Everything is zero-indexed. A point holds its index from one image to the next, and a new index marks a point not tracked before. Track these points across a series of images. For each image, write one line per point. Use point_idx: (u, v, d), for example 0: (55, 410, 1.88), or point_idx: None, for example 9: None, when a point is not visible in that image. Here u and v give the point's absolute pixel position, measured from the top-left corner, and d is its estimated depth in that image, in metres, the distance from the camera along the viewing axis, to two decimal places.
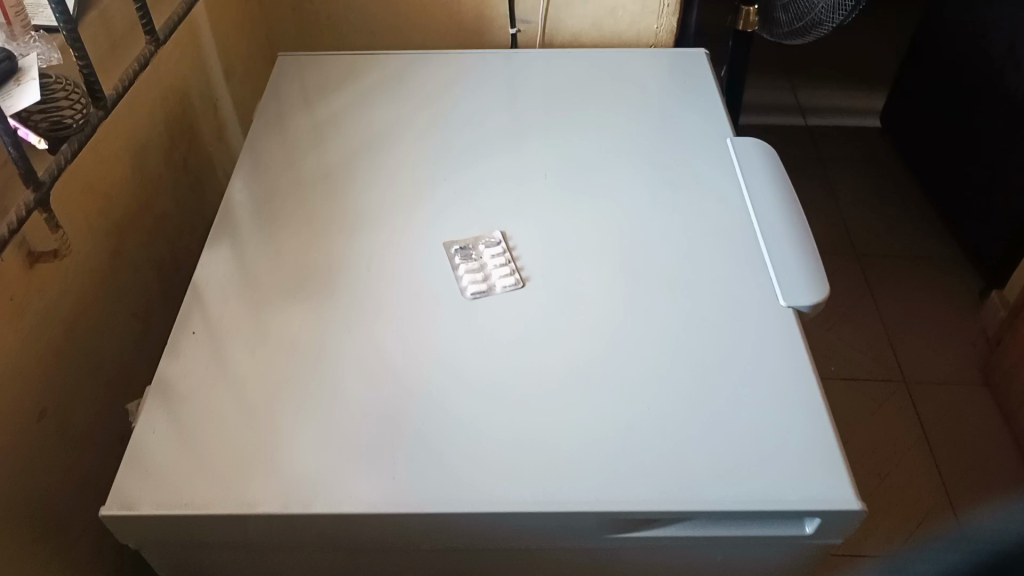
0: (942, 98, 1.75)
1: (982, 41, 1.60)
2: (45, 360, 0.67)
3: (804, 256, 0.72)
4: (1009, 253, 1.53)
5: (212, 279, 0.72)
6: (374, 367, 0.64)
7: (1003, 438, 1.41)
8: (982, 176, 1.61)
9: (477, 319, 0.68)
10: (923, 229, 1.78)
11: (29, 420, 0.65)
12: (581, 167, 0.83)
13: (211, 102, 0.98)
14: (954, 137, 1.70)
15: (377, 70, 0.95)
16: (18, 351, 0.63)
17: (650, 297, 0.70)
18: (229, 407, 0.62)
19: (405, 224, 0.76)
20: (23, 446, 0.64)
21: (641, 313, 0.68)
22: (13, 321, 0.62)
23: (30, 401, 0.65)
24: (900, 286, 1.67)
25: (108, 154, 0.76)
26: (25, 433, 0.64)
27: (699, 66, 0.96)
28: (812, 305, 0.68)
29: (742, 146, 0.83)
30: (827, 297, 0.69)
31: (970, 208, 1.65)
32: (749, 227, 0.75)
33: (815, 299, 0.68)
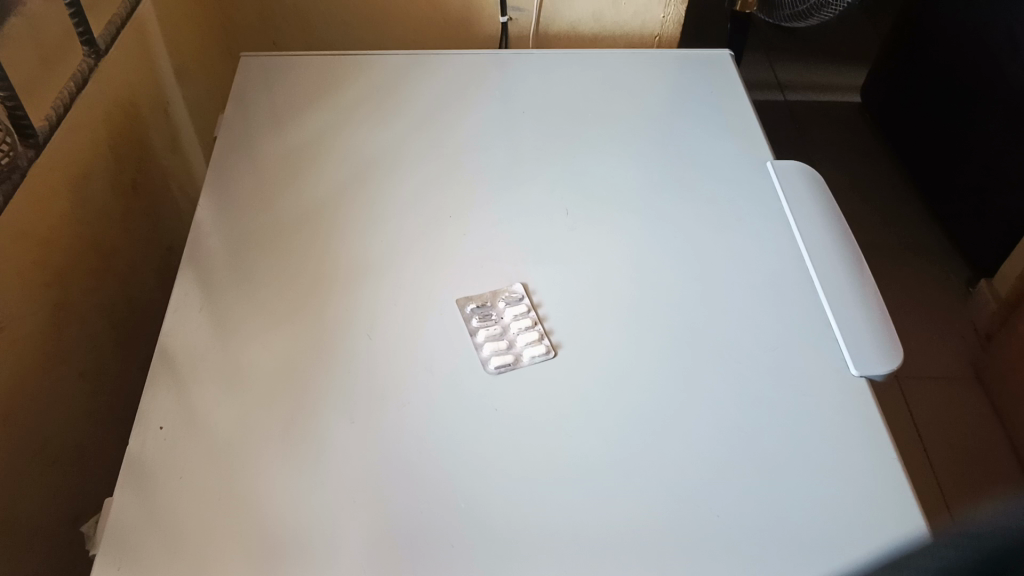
0: (938, 94, 1.56)
1: (982, 34, 1.42)
2: None
3: (871, 312, 0.64)
4: (1001, 251, 1.43)
5: (181, 351, 0.59)
6: (387, 462, 0.54)
7: (998, 428, 1.32)
8: (977, 175, 1.47)
9: (505, 395, 0.57)
10: (909, 216, 1.64)
11: None
12: (601, 197, 0.72)
13: (162, 108, 0.85)
14: (939, 133, 1.56)
15: (357, 81, 0.83)
16: None
17: (678, 337, 0.62)
18: (213, 526, 0.51)
19: (411, 274, 0.65)
20: None
21: (674, 349, 0.61)
22: None
23: None
24: (890, 274, 1.54)
25: (45, 193, 0.63)
26: None
27: (725, 74, 0.86)
28: (888, 371, 0.60)
29: (787, 173, 0.74)
30: (899, 364, 0.61)
31: (952, 203, 1.55)
32: (804, 273, 0.66)
33: (890, 366, 0.60)
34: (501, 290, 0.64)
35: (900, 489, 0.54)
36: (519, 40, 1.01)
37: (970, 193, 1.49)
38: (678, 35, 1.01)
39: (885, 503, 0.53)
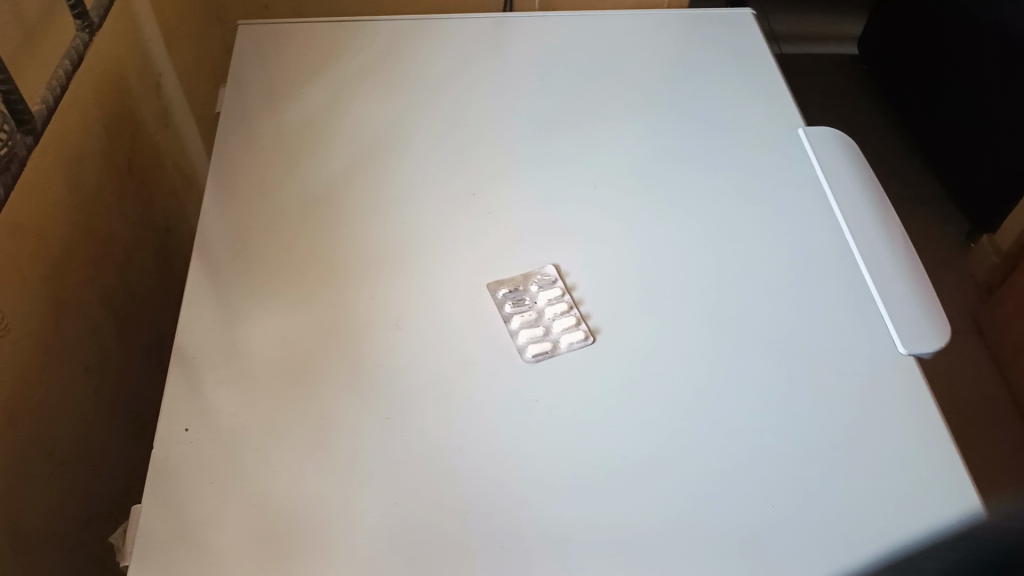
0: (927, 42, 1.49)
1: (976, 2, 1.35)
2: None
3: (914, 286, 0.62)
4: (989, 203, 1.39)
5: (201, 347, 0.57)
6: (426, 461, 0.51)
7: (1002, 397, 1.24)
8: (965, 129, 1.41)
9: (543, 384, 0.55)
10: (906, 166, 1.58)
11: None
12: (626, 171, 0.70)
13: (152, 81, 0.81)
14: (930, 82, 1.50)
15: (362, 49, 0.79)
16: None
17: (716, 319, 0.60)
18: (247, 534, 0.48)
19: (435, 258, 0.63)
20: None
21: (711, 331, 0.59)
22: None
23: None
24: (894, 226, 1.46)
25: (39, 180, 0.60)
26: None
27: (747, 35, 0.83)
28: (936, 349, 0.59)
29: (818, 141, 0.72)
30: (947, 341, 0.60)
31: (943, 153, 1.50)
32: (845, 249, 0.65)
33: (937, 344, 0.59)
34: (534, 272, 0.62)
35: (948, 473, 0.53)
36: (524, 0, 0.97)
37: (961, 146, 1.44)
38: None
39: (941, 487, 0.52)
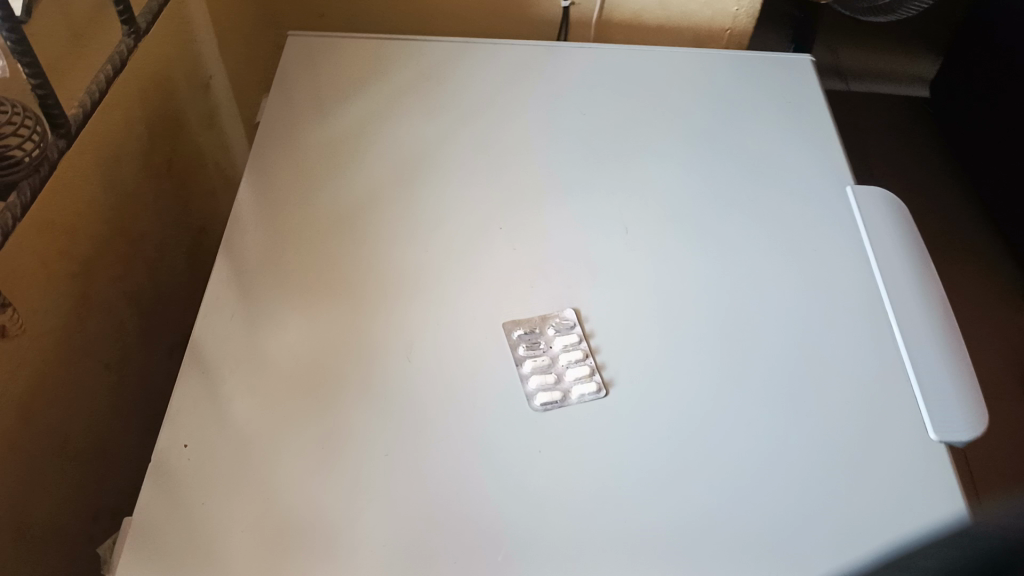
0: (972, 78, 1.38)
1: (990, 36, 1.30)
2: (11, 445, 0.55)
3: (948, 364, 0.59)
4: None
5: (212, 359, 0.56)
6: (425, 503, 0.50)
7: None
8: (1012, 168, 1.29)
9: (549, 436, 0.53)
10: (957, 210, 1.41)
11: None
12: (662, 209, 0.68)
13: (200, 83, 0.83)
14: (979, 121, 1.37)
15: (407, 67, 0.79)
16: None
17: (741, 382, 0.57)
18: (234, 564, 0.47)
19: (459, 287, 0.61)
20: None
21: (732, 392, 0.56)
22: None
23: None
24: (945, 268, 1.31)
25: (73, 178, 0.61)
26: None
27: (800, 78, 0.80)
28: (971, 439, 0.55)
29: (866, 200, 0.69)
30: (984, 430, 0.56)
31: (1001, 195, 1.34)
32: (883, 320, 0.62)
33: (974, 434, 0.55)
34: (551, 314, 0.60)
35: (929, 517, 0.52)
36: (578, 26, 0.96)
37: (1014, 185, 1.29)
38: (750, 26, 0.96)
39: None
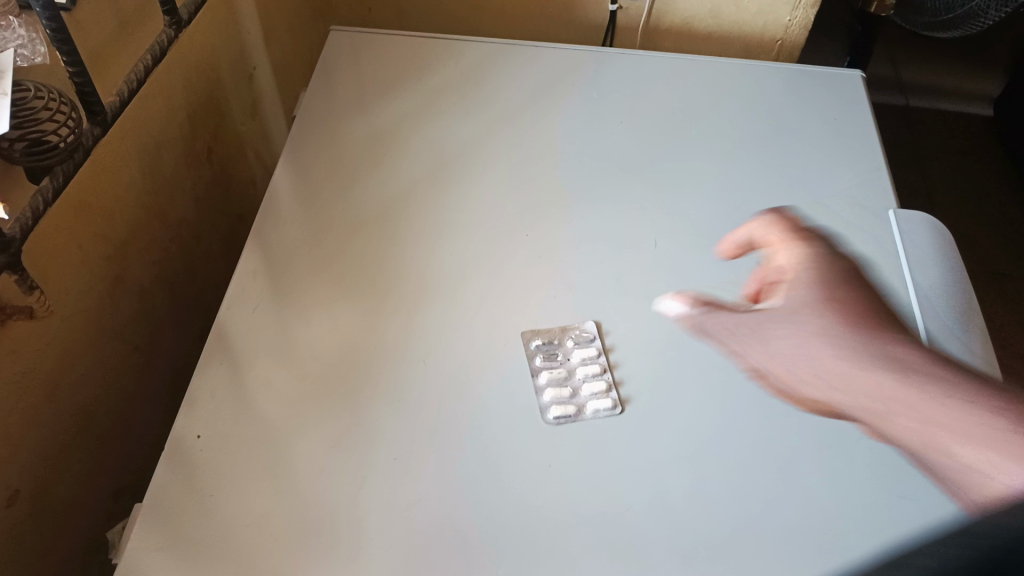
0: None
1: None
2: (38, 422, 0.56)
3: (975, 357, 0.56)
4: None
5: (233, 351, 0.57)
6: (427, 510, 0.49)
7: None
8: None
9: (561, 450, 0.52)
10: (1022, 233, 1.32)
11: (21, 494, 0.55)
12: (693, 223, 0.66)
13: (245, 74, 0.84)
14: None
15: (448, 68, 0.79)
16: (12, 420, 0.53)
17: (764, 406, 0.55)
18: (234, 564, 0.47)
19: (481, 293, 0.61)
20: (11, 533, 0.54)
21: (754, 417, 0.55)
22: (8, 389, 0.52)
23: (22, 471, 0.55)
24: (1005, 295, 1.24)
25: (112, 162, 0.62)
26: (14, 516, 0.54)
27: (849, 97, 0.77)
28: None
29: (909, 223, 0.66)
30: None
31: None
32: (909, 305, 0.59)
33: None
34: (572, 324, 0.59)
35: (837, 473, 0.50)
36: (625, 30, 0.94)
37: None
38: (803, 38, 0.93)
39: None
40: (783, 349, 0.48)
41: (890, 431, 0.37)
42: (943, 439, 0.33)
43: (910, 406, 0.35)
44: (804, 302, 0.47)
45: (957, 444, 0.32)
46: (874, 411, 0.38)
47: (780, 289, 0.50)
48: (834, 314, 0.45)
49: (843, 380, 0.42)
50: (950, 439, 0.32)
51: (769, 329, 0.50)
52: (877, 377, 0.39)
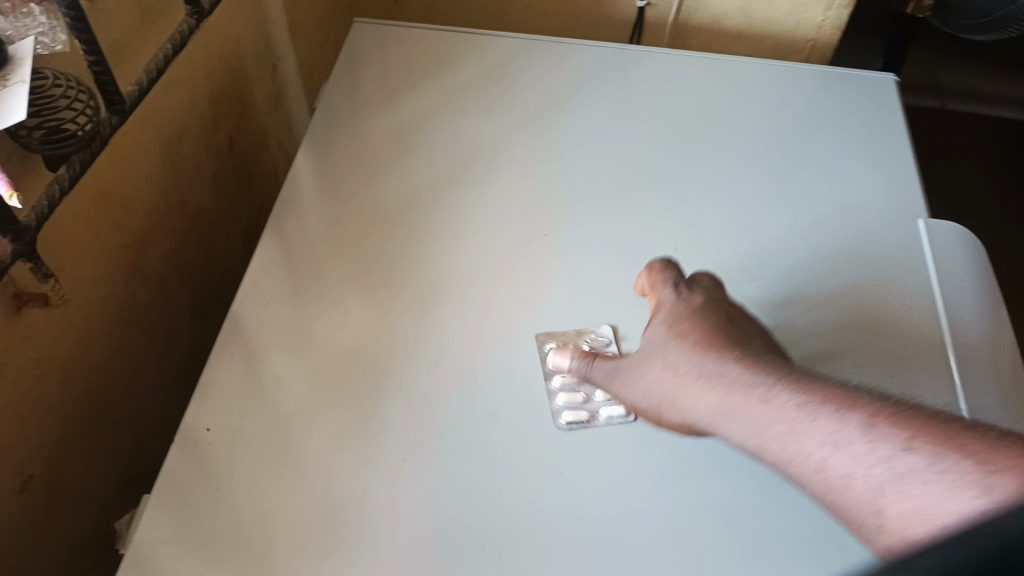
0: None
1: None
2: (52, 408, 0.56)
3: (992, 388, 0.54)
4: None
5: (245, 344, 0.57)
6: (433, 513, 0.49)
7: None
8: None
9: (571, 457, 0.52)
10: None
11: (34, 479, 0.55)
12: (715, 228, 0.65)
13: (269, 64, 0.83)
14: None
15: (472, 63, 0.78)
16: (27, 406, 0.53)
17: None
18: (237, 560, 0.47)
19: (496, 294, 0.60)
20: (23, 518, 0.54)
21: None
22: (23, 375, 0.53)
23: (36, 456, 0.55)
24: None
25: (132, 152, 0.62)
26: (27, 500, 0.55)
27: (882, 103, 0.75)
28: None
29: (940, 234, 0.64)
30: None
31: None
32: (943, 361, 0.56)
33: None
34: (587, 327, 0.58)
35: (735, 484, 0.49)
36: (654, 28, 0.93)
37: None
38: (836, 40, 0.91)
39: None
40: (652, 384, 0.49)
41: (730, 435, 0.44)
42: (795, 441, 0.40)
43: (743, 413, 0.42)
44: (658, 337, 0.50)
45: (801, 459, 0.39)
46: (702, 419, 0.45)
47: (653, 324, 0.52)
48: (690, 340, 0.48)
49: (700, 398, 0.45)
50: (791, 447, 0.40)
51: (633, 376, 0.50)
52: (726, 397, 0.44)
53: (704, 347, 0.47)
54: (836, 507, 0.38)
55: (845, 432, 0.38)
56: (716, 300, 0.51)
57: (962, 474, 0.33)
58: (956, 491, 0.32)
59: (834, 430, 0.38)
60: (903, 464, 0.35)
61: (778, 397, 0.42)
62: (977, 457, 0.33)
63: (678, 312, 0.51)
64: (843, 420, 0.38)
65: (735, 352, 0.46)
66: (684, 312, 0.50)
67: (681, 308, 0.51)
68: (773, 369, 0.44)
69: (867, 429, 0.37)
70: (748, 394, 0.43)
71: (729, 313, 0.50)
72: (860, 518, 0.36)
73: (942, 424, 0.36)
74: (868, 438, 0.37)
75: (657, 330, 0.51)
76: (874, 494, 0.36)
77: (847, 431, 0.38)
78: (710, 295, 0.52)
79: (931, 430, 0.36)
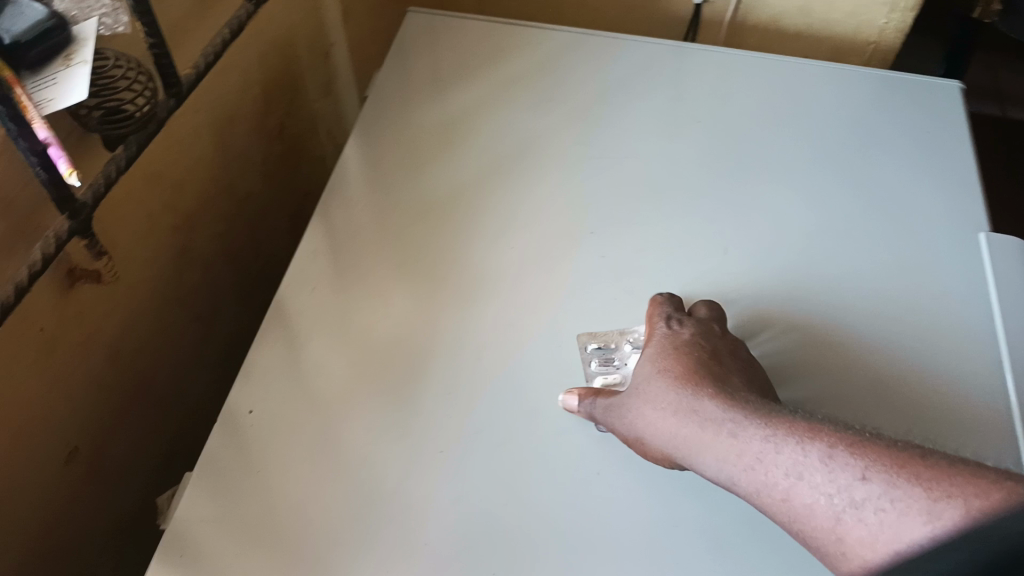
0: None
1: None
2: (99, 383, 0.57)
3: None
4: None
5: (288, 329, 0.57)
6: (469, 508, 0.49)
7: None
8: None
9: (610, 459, 0.51)
10: None
11: (78, 452, 0.56)
12: (765, 233, 0.63)
13: (322, 51, 0.84)
14: None
15: (523, 56, 0.78)
16: (75, 380, 0.55)
17: None
18: (271, 542, 0.47)
19: (538, 291, 0.60)
20: (67, 490, 0.56)
21: None
22: (73, 350, 0.54)
23: (82, 429, 0.56)
24: None
25: (186, 134, 0.62)
26: (72, 472, 0.56)
27: (946, 110, 0.73)
28: None
29: (1002, 251, 0.61)
30: None
31: None
32: (973, 383, 0.54)
33: None
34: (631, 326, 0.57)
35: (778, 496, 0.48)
36: (709, 25, 0.91)
37: None
38: (899, 43, 0.88)
39: None
40: (633, 418, 0.49)
41: (704, 468, 0.45)
42: (761, 473, 0.42)
43: (715, 446, 0.44)
44: (644, 371, 0.51)
45: (768, 490, 0.41)
46: (677, 450, 0.47)
47: (640, 359, 0.52)
48: (671, 373, 0.49)
49: (680, 435, 0.46)
50: (760, 479, 0.42)
51: (620, 409, 0.50)
52: (700, 433, 0.45)
53: (681, 380, 0.48)
54: (802, 535, 0.40)
55: (807, 463, 0.40)
56: (706, 333, 0.52)
57: (911, 499, 0.36)
58: (909, 517, 0.35)
59: (797, 461, 0.41)
60: (860, 492, 0.38)
61: (747, 432, 0.43)
62: (923, 484, 0.36)
63: (666, 345, 0.51)
64: (804, 451, 0.41)
65: (712, 387, 0.47)
66: (672, 345, 0.51)
67: (669, 342, 0.51)
68: (745, 402, 0.46)
69: (828, 458, 0.40)
70: (716, 432, 0.44)
71: (715, 348, 0.51)
72: (825, 546, 0.39)
73: (892, 452, 0.39)
74: (826, 466, 0.39)
75: (645, 365, 0.51)
76: (834, 523, 0.38)
77: (808, 462, 0.40)
78: (700, 328, 0.52)
79: (883, 458, 0.38)
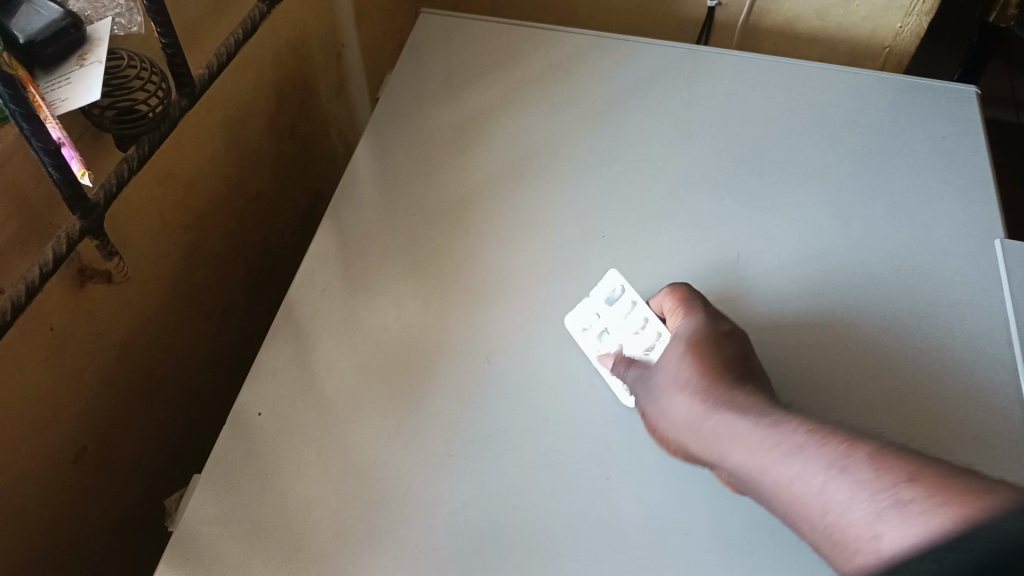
0: None
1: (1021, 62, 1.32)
2: (109, 380, 0.57)
3: None
4: None
5: (299, 330, 0.57)
6: (479, 511, 0.48)
7: None
8: None
9: (620, 464, 0.50)
10: None
11: (87, 449, 0.56)
12: (778, 238, 0.63)
13: (334, 50, 0.84)
14: None
15: (537, 58, 0.78)
16: (85, 377, 0.55)
17: None
18: (280, 542, 0.47)
19: (549, 294, 0.59)
20: (75, 486, 0.56)
21: None
22: (83, 348, 0.54)
23: (91, 426, 0.56)
24: None
25: (199, 133, 0.63)
26: (80, 469, 0.56)
27: (964, 115, 0.72)
28: None
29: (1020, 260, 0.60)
30: None
31: None
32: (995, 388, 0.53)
33: None
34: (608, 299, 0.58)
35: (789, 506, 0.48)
36: (722, 27, 0.91)
37: None
38: (915, 46, 0.87)
39: None
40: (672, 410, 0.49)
41: (731, 458, 0.45)
42: (799, 467, 0.42)
43: (752, 439, 0.44)
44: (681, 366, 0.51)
45: (803, 481, 0.41)
46: (710, 443, 0.47)
47: (673, 352, 0.53)
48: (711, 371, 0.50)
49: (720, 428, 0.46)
50: (796, 470, 0.42)
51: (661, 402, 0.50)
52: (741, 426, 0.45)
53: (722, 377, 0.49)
54: (830, 530, 0.40)
55: (850, 461, 0.40)
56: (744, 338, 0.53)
57: (958, 507, 0.36)
58: (956, 523, 0.36)
59: (841, 457, 0.41)
60: (907, 493, 0.38)
61: (789, 429, 0.44)
62: (969, 495, 0.37)
63: (701, 341, 0.52)
64: (851, 450, 0.41)
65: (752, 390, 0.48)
66: (710, 342, 0.51)
67: (706, 337, 0.52)
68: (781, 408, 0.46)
69: (874, 461, 0.40)
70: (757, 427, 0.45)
71: (748, 353, 0.52)
72: (855, 541, 0.39)
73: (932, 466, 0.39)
74: (870, 469, 0.40)
75: (684, 358, 0.51)
76: (873, 521, 0.38)
77: (854, 461, 0.40)
78: (737, 332, 0.53)
79: (928, 469, 0.39)
